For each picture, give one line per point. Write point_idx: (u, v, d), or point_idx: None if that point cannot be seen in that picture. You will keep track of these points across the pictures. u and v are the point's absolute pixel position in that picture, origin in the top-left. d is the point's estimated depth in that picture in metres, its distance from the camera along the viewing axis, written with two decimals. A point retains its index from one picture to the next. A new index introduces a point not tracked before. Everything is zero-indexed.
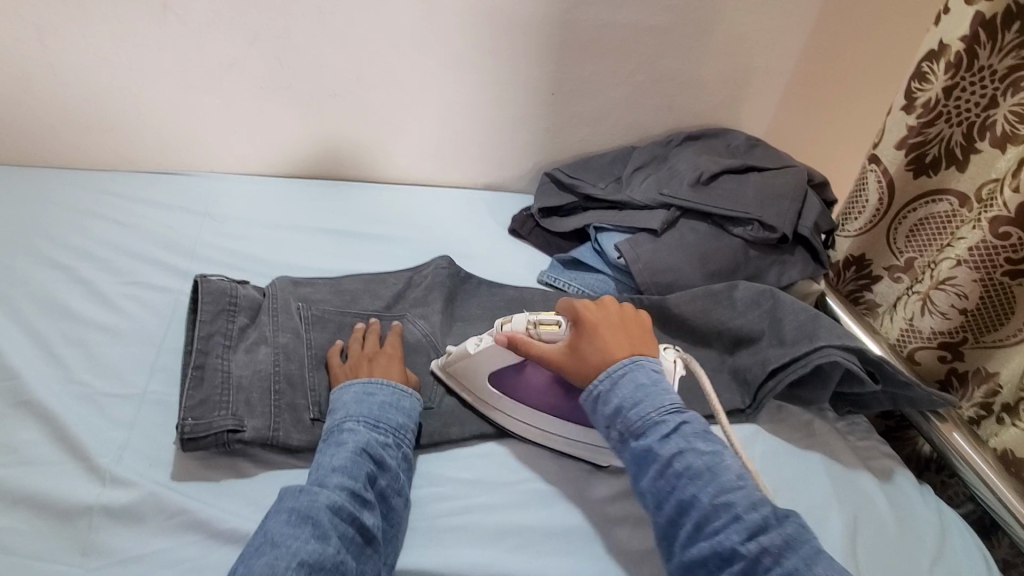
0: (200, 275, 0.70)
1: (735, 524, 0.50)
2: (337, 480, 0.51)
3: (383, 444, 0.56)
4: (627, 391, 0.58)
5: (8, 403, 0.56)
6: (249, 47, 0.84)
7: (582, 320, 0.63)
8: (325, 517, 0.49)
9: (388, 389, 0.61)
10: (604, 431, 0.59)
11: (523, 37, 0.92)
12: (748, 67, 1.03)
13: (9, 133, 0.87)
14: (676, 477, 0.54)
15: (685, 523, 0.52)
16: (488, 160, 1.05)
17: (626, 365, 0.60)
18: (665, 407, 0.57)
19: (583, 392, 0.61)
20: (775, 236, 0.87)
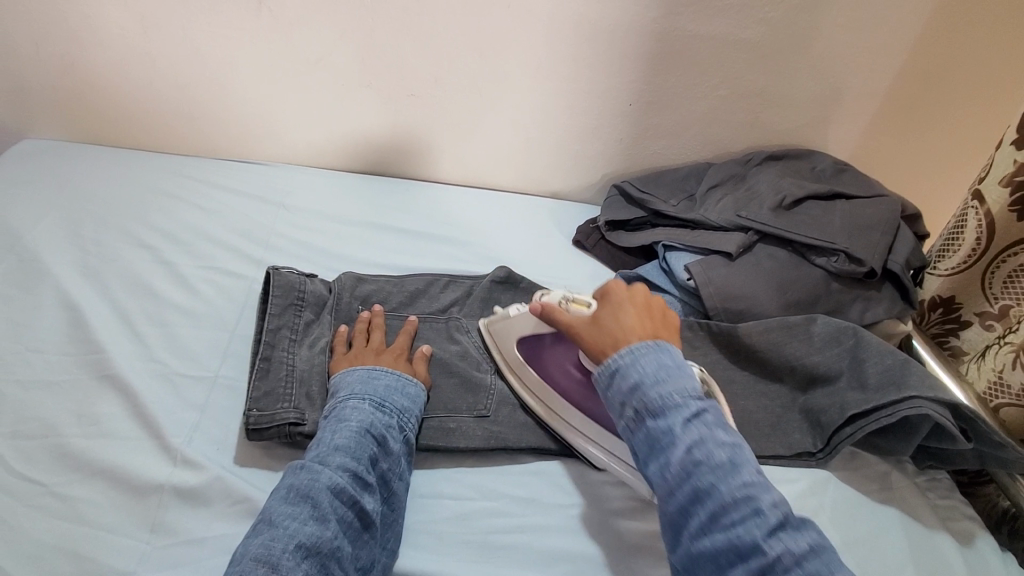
0: (272, 266, 0.72)
1: (755, 518, 0.46)
2: (339, 461, 0.52)
3: (386, 426, 0.56)
4: (648, 367, 0.54)
5: (93, 375, 0.59)
6: (335, 43, 0.86)
7: (608, 294, 0.61)
8: (325, 498, 0.50)
9: (392, 375, 0.61)
10: (617, 408, 0.55)
11: (605, 46, 0.89)
12: (841, 87, 0.97)
13: (110, 117, 0.92)
14: (692, 464, 0.49)
15: (698, 513, 0.48)
16: (557, 168, 1.04)
17: (651, 345, 0.55)
18: (687, 389, 0.53)
19: (599, 368, 0.57)
20: (863, 270, 0.81)
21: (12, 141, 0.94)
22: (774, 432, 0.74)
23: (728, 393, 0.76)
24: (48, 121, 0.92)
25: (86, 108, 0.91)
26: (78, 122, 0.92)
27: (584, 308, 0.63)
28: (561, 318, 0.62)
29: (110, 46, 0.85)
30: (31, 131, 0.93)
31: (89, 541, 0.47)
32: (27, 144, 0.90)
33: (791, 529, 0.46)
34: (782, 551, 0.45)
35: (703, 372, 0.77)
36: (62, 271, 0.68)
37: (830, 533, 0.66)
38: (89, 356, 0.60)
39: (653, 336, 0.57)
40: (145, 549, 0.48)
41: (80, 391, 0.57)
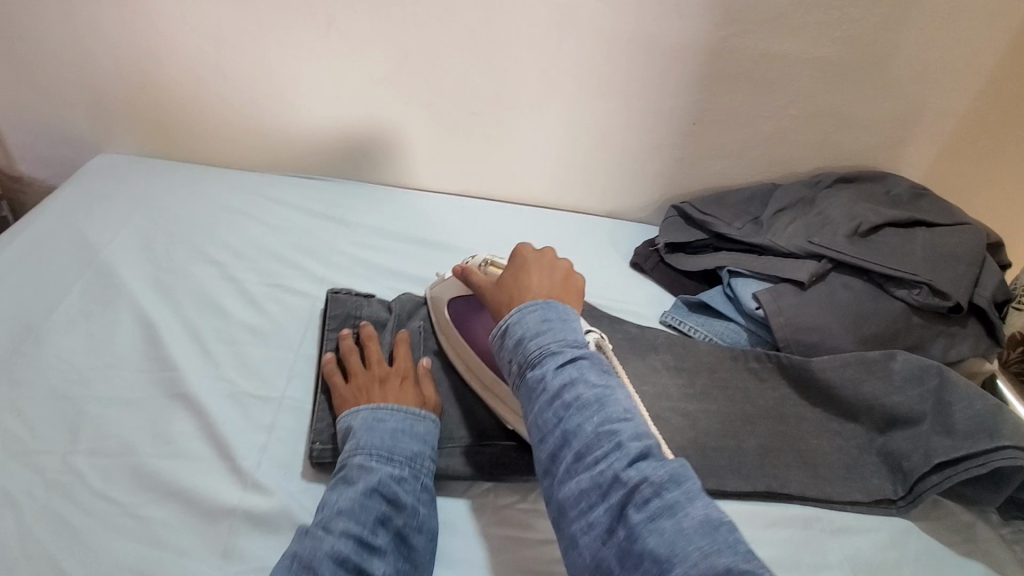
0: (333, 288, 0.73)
1: (618, 452, 0.46)
2: (342, 526, 0.49)
3: (396, 480, 0.53)
4: (532, 322, 0.55)
5: (166, 393, 0.60)
6: (399, 62, 0.86)
7: (513, 255, 0.64)
8: (328, 568, 0.46)
9: (399, 415, 0.58)
10: (506, 367, 0.56)
11: (671, 64, 0.87)
12: (920, 107, 0.92)
13: (179, 132, 0.94)
14: (564, 408, 0.50)
15: (565, 456, 0.48)
16: (614, 188, 1.02)
17: (538, 303, 0.57)
18: (567, 340, 0.54)
19: (494, 330, 0.58)
20: (947, 304, 0.76)
21: (87, 156, 0.98)
22: (849, 476, 0.69)
23: (799, 432, 0.72)
24: (121, 137, 0.95)
25: (158, 124, 0.94)
26: (150, 137, 0.95)
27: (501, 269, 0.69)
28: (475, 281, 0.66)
29: (184, 65, 0.87)
30: (105, 146, 0.96)
31: (164, 565, 0.48)
32: (101, 158, 0.93)
33: (653, 462, 0.46)
34: (641, 481, 0.44)
35: (773, 407, 0.73)
36: (137, 286, 0.70)
37: None
38: (162, 373, 0.61)
39: (548, 295, 0.59)
40: None
41: (154, 410, 0.58)
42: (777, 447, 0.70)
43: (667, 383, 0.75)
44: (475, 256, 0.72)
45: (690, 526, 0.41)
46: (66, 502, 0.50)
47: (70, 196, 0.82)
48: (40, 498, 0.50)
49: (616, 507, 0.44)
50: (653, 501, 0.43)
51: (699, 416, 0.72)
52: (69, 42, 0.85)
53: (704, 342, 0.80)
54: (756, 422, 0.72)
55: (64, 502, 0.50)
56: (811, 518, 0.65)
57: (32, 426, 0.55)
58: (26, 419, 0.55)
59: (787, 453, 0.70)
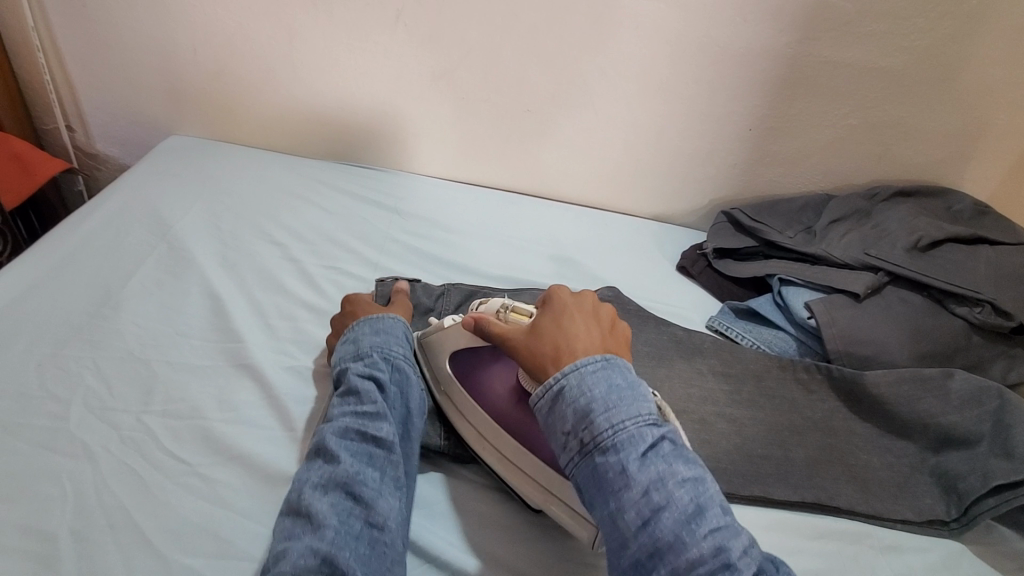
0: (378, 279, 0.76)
1: (727, 572, 0.41)
2: (337, 413, 0.52)
3: (372, 365, 0.56)
4: (599, 390, 0.49)
5: (233, 363, 0.62)
6: (461, 58, 0.88)
7: (547, 298, 0.58)
8: (332, 441, 0.49)
9: (360, 324, 0.61)
10: (562, 443, 0.50)
11: (731, 70, 0.87)
12: (988, 123, 0.89)
13: (247, 118, 0.98)
14: (651, 510, 0.44)
15: (657, 568, 0.43)
16: (664, 192, 1.02)
17: (600, 364, 0.51)
18: (643, 417, 0.48)
19: (541, 388, 0.52)
20: (1010, 324, 0.73)
21: (160, 138, 1.03)
22: (901, 493, 0.67)
23: (849, 445, 0.71)
24: (193, 121, 1.00)
25: (228, 111, 0.98)
26: (219, 123, 0.99)
27: (524, 317, 0.61)
28: (496, 330, 0.58)
29: (257, 55, 0.91)
30: (177, 128, 1.01)
31: (229, 524, 0.50)
32: (173, 140, 0.98)
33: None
34: None
35: (822, 419, 0.72)
36: (205, 262, 0.74)
37: None
38: (229, 344, 0.64)
39: (600, 351, 0.53)
40: None
41: (221, 377, 0.61)
42: (825, 459, 0.69)
43: (713, 388, 0.74)
44: (491, 300, 0.64)
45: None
46: (140, 457, 0.53)
47: (145, 174, 0.87)
48: (117, 452, 0.53)
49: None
50: None
51: (746, 423, 0.71)
52: (153, 29, 0.90)
53: (752, 349, 0.79)
54: (804, 433, 0.71)
55: (139, 458, 0.53)
56: (859, 533, 0.64)
57: (109, 385, 0.58)
58: (105, 378, 0.59)
59: (835, 465, 0.69)
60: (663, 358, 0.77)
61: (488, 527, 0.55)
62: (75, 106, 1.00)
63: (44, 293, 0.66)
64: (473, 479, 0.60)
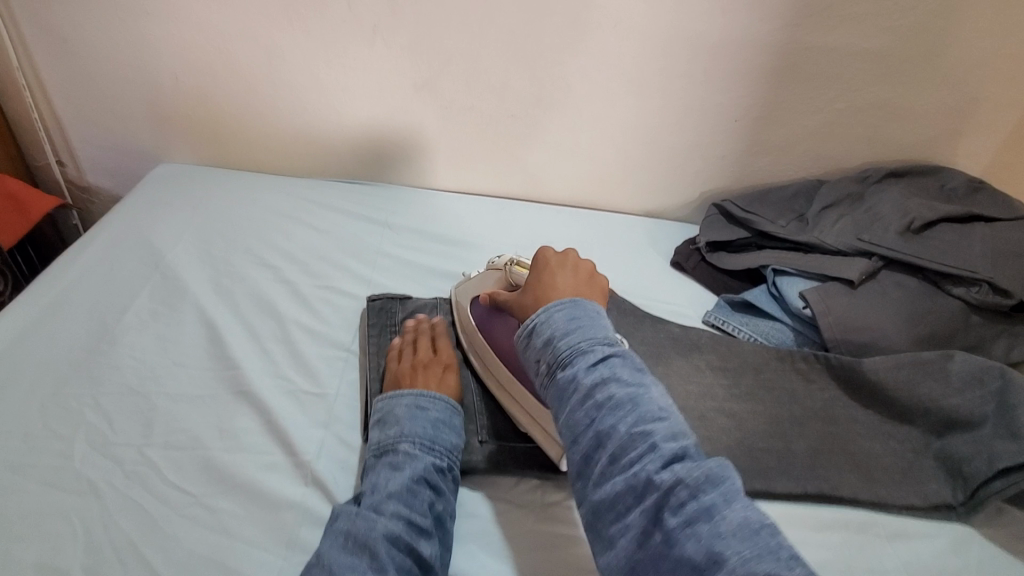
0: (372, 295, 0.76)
1: (651, 453, 0.44)
2: (394, 508, 0.51)
3: (436, 464, 0.55)
4: (561, 323, 0.54)
5: (231, 391, 0.63)
6: (441, 68, 0.88)
7: (533, 259, 0.64)
8: (382, 547, 0.48)
9: (441, 406, 0.61)
10: (535, 367, 0.55)
11: (713, 61, 0.86)
12: (976, 98, 0.88)
13: (235, 142, 0.99)
14: (596, 409, 0.48)
15: (600, 457, 0.47)
16: (654, 188, 1.01)
17: (567, 303, 0.56)
18: (596, 338, 0.52)
19: (521, 328, 0.57)
20: (1010, 302, 0.73)
21: (149, 166, 1.03)
22: (906, 479, 0.67)
23: (850, 434, 0.70)
24: (181, 148, 1.00)
25: (214, 135, 0.98)
26: (207, 148, 1.00)
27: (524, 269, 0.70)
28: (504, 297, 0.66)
29: (239, 78, 0.91)
30: (166, 155, 1.02)
31: (234, 554, 0.51)
32: (162, 168, 0.98)
33: (688, 462, 0.43)
34: (676, 482, 0.42)
35: (823, 409, 0.72)
36: (198, 290, 0.74)
37: None
38: (227, 371, 0.65)
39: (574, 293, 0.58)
40: (284, 566, 0.50)
41: (221, 406, 0.61)
42: (827, 449, 0.69)
43: (712, 383, 0.74)
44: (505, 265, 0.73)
45: (728, 531, 0.39)
46: (143, 491, 0.54)
47: (136, 204, 0.87)
48: (121, 487, 0.54)
49: (651, 510, 0.42)
50: (689, 503, 0.41)
51: (745, 417, 0.71)
52: (134, 61, 0.91)
53: (749, 342, 0.79)
54: (804, 423, 0.71)
55: (144, 492, 0.54)
56: (864, 522, 0.64)
57: (110, 421, 0.59)
58: (106, 414, 0.60)
59: (838, 455, 0.68)
60: (660, 355, 0.77)
61: (491, 540, 0.56)
62: (64, 140, 1.01)
63: (43, 333, 0.67)
64: (475, 492, 0.60)
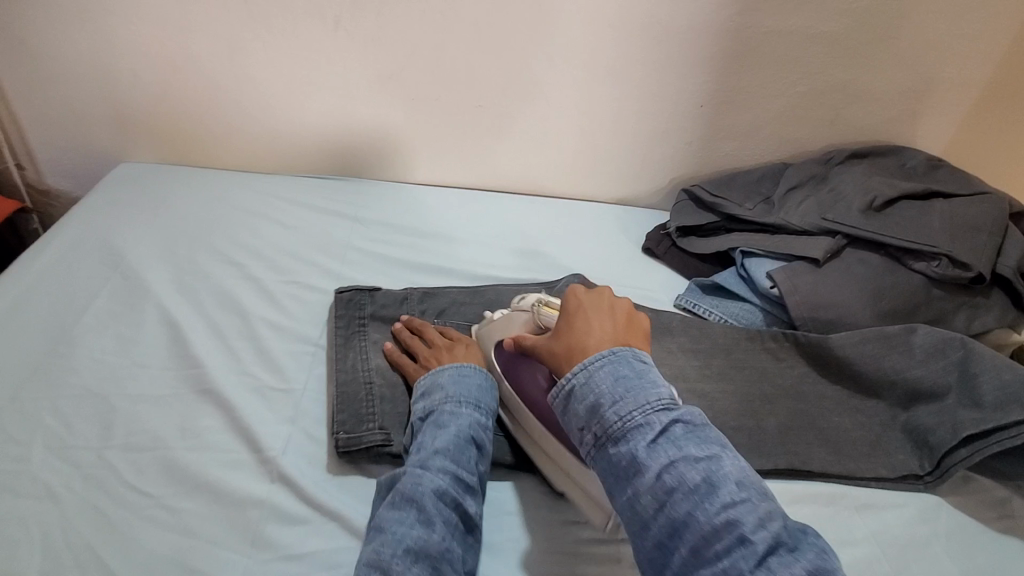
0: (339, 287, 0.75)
1: (741, 548, 0.43)
2: (441, 464, 0.52)
3: (479, 428, 0.57)
4: (606, 388, 0.52)
5: (193, 390, 0.61)
6: (406, 59, 0.87)
7: (564, 299, 0.60)
8: (430, 500, 0.50)
9: (483, 376, 0.62)
10: (578, 436, 0.53)
11: (677, 46, 0.87)
12: (933, 78, 0.90)
13: (198, 140, 0.97)
14: (666, 493, 0.47)
15: (677, 546, 0.46)
16: (624, 176, 1.02)
17: (606, 358, 0.54)
18: (651, 405, 0.51)
19: (556, 389, 0.55)
20: (969, 275, 0.74)
21: (109, 167, 1.01)
22: (873, 452, 0.68)
23: (819, 409, 0.71)
24: (142, 147, 0.98)
25: (176, 133, 0.96)
26: (169, 147, 0.98)
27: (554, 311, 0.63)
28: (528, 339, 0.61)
29: (199, 73, 0.89)
30: (126, 155, 0.99)
31: (197, 553, 0.49)
32: (122, 168, 0.96)
33: (785, 554, 0.43)
34: None
35: (792, 386, 0.73)
36: (160, 289, 0.72)
37: (948, 564, 0.59)
38: (190, 370, 0.63)
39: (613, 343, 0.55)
40: (249, 563, 0.49)
41: (183, 405, 0.60)
42: (797, 425, 0.70)
43: (683, 365, 0.74)
44: (527, 297, 0.67)
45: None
46: (103, 494, 0.52)
47: (95, 205, 0.85)
48: (80, 491, 0.52)
49: None
50: None
51: (716, 396, 0.72)
52: (89, 58, 0.88)
53: (719, 323, 0.80)
54: (774, 401, 0.72)
55: (103, 496, 0.52)
56: (834, 495, 0.65)
57: (68, 424, 0.57)
58: (64, 418, 0.58)
59: (807, 431, 0.69)
60: None
61: None
62: (19, 142, 0.98)
63: None
64: None
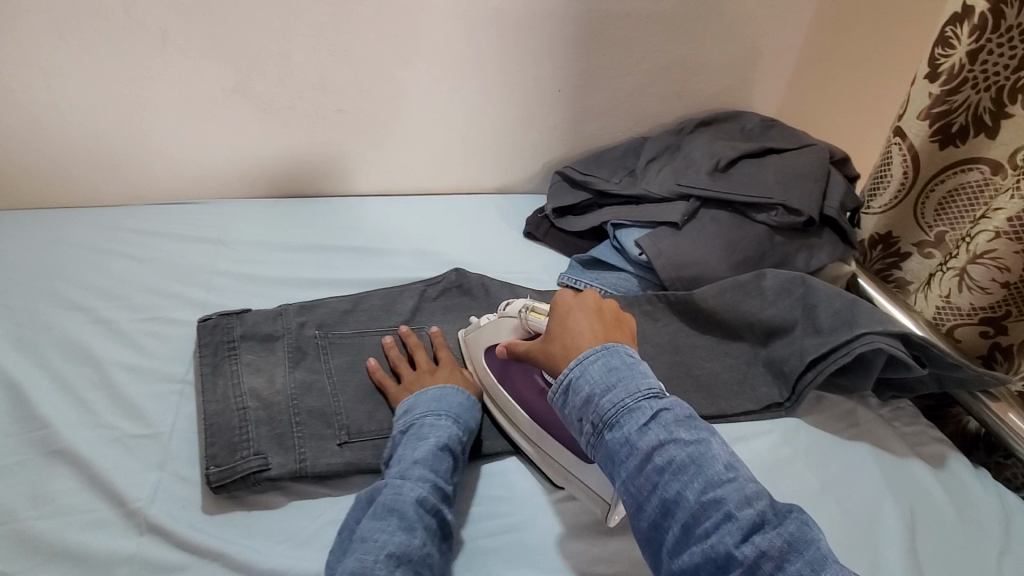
0: (204, 315, 0.70)
1: (727, 524, 0.45)
2: (420, 473, 0.53)
3: (458, 441, 0.59)
4: (597, 377, 0.54)
5: (41, 453, 0.56)
6: (250, 69, 0.83)
7: (554, 304, 0.62)
8: (411, 508, 0.51)
9: (462, 396, 0.63)
10: (577, 426, 0.55)
11: (526, 35, 0.89)
12: (757, 47, 1.00)
13: (24, 178, 0.87)
14: (658, 472, 0.49)
15: (672, 526, 0.47)
16: (498, 165, 1.04)
17: (599, 351, 0.55)
18: (642, 391, 0.52)
19: (553, 385, 0.57)
20: (802, 219, 0.84)
21: None
22: (741, 389, 0.75)
23: (693, 358, 0.77)
24: None
25: None
26: None
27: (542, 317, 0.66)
28: (522, 346, 0.63)
29: (10, 105, 0.80)
30: None
31: None
32: None
33: (768, 530, 0.44)
34: (758, 554, 0.43)
35: (668, 341, 0.78)
36: None
37: (808, 476, 0.67)
38: (35, 433, 0.57)
39: (602, 340, 0.57)
40: None
41: (31, 472, 0.54)
42: (674, 377, 0.75)
43: None
44: (513, 303, 0.70)
45: None
46: None
47: None
48: None
49: None
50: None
51: None
52: None
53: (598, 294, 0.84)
54: (653, 359, 0.77)
55: None
56: None
57: None
58: None
59: (684, 381, 0.75)
60: None
61: None
62: None
63: None
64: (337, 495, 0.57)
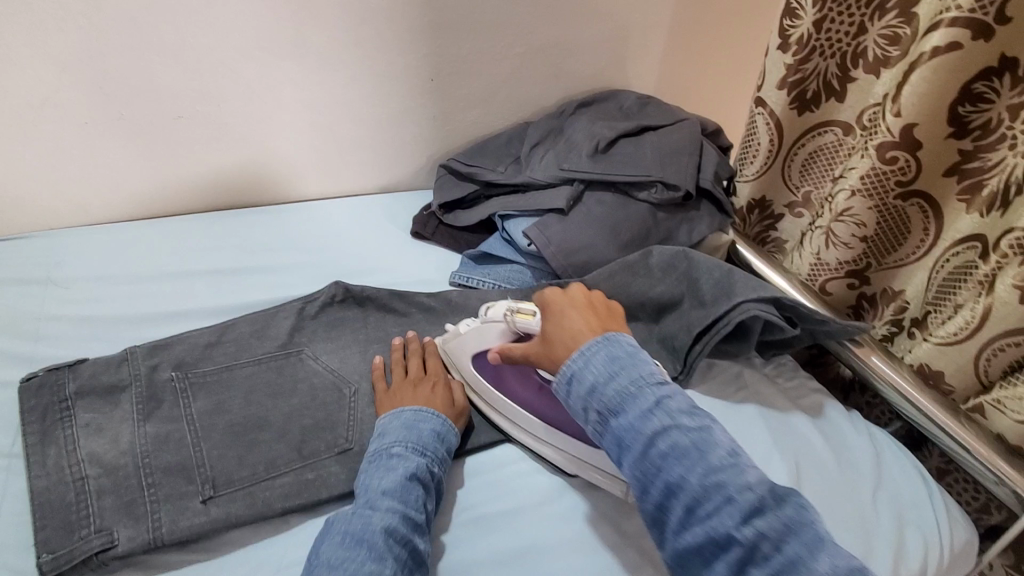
0: (29, 373, 0.60)
1: (728, 507, 0.46)
2: (388, 503, 0.51)
3: (430, 467, 0.56)
4: (600, 365, 0.55)
5: None
6: (60, 79, 0.72)
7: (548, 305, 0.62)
8: (378, 539, 0.48)
9: (435, 418, 0.60)
10: (581, 416, 0.55)
11: (385, 23, 0.83)
12: (627, 25, 1.00)
13: None
14: (662, 458, 0.49)
15: (675, 508, 0.48)
16: (379, 162, 0.98)
17: (600, 342, 0.56)
18: (644, 376, 0.53)
19: (557, 378, 0.57)
20: (679, 195, 0.86)
21: None
22: None
23: None
24: None
25: None
26: None
27: (530, 317, 0.64)
28: (516, 352, 0.63)
29: None
30: None
31: None
32: None
33: (768, 512, 0.46)
34: (759, 536, 0.45)
35: None
36: None
37: None
38: None
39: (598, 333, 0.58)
40: None
41: None
42: None
43: None
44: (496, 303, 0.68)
45: None
46: None
47: None
48: None
49: (736, 562, 0.45)
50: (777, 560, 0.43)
51: None
52: None
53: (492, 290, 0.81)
54: None
55: None
56: None
57: None
58: None
59: None
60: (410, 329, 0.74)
61: None
62: None
63: None
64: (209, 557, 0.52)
